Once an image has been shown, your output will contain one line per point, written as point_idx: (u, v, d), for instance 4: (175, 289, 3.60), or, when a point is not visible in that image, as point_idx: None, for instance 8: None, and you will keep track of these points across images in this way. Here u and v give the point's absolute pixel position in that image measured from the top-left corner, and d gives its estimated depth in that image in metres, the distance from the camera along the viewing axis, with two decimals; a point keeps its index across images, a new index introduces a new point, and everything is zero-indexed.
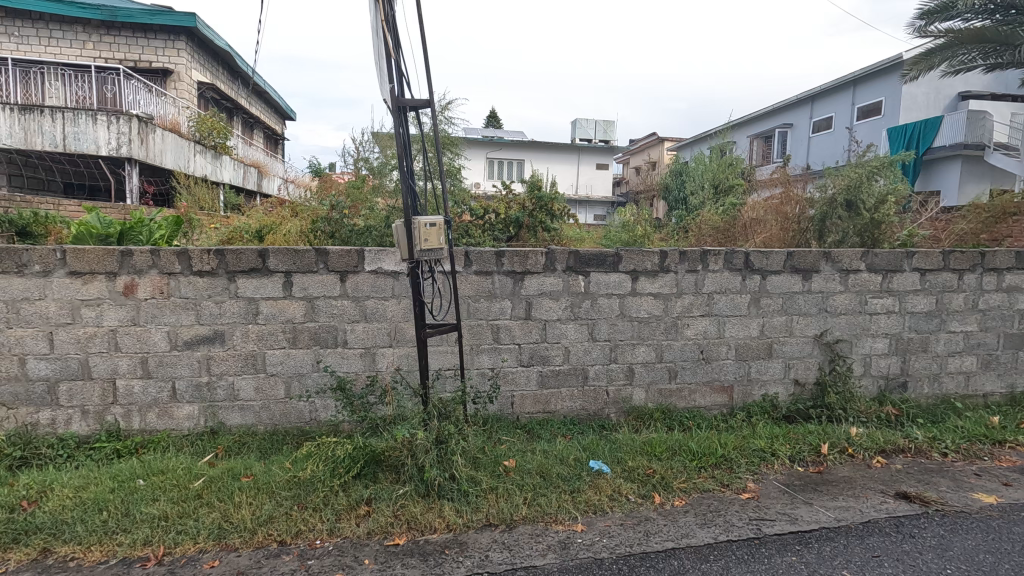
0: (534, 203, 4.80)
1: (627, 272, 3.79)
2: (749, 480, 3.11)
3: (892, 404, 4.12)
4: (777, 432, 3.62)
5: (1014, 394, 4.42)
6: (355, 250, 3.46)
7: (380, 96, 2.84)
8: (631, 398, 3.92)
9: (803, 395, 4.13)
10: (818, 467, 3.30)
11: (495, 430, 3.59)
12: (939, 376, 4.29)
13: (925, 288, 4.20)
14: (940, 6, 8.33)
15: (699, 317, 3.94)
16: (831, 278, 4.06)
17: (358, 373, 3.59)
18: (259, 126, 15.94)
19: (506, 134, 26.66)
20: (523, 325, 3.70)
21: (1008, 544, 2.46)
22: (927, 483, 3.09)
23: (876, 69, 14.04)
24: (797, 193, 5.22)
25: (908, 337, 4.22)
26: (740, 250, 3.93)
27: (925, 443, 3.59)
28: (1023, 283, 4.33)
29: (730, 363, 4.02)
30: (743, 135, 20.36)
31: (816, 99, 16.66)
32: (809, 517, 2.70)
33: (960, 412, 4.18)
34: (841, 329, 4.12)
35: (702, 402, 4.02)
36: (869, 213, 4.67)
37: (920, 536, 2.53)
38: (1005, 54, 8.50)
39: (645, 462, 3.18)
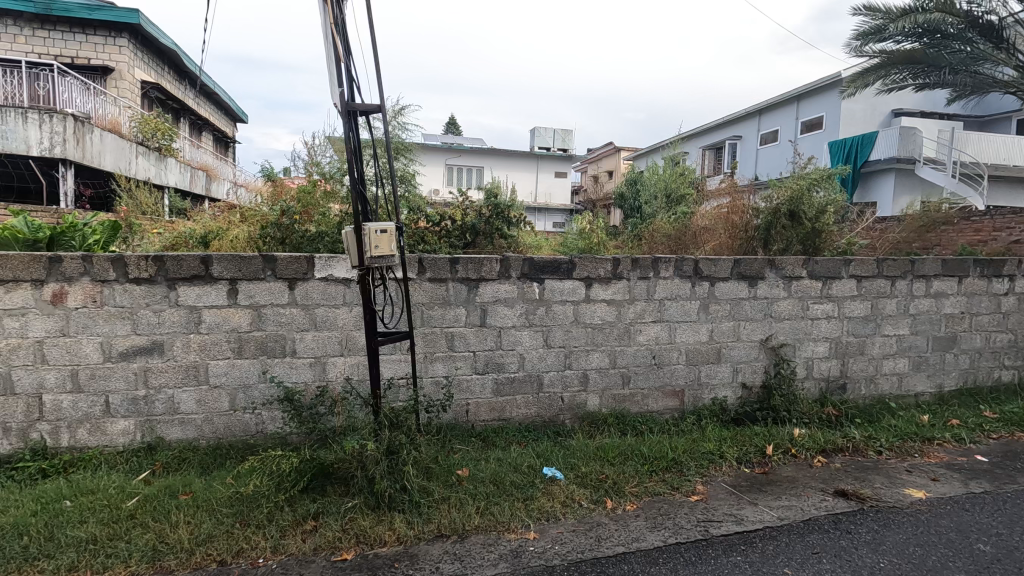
0: (492, 210, 4.80)
1: (581, 279, 3.83)
2: (698, 483, 3.18)
3: (833, 405, 4.30)
4: (726, 434, 3.73)
5: (942, 394, 4.69)
6: (304, 257, 3.37)
7: (329, 100, 2.79)
8: (585, 403, 3.96)
9: (749, 397, 4.27)
10: (763, 467, 3.41)
11: (449, 439, 3.55)
12: (875, 378, 4.51)
13: (862, 294, 4.41)
14: (874, 28, 8.76)
15: (651, 323, 4.02)
16: (775, 284, 4.22)
17: (307, 383, 3.48)
18: (208, 127, 15.38)
19: (466, 141, 26.68)
20: (478, 333, 3.68)
21: (935, 537, 2.59)
22: (863, 481, 3.24)
23: (818, 85, 14.76)
24: (743, 203, 5.42)
25: (846, 340, 4.42)
26: (690, 258, 4.04)
27: (862, 442, 3.76)
28: (949, 289, 4.61)
29: (681, 367, 4.12)
30: (694, 146, 20.98)
31: (763, 113, 17.34)
32: (754, 517, 2.78)
33: (894, 411, 4.40)
34: (784, 334, 4.28)
35: (654, 407, 4.09)
36: (810, 222, 4.91)
37: (856, 531, 2.64)
38: (933, 75, 9.21)
39: (598, 467, 3.21)
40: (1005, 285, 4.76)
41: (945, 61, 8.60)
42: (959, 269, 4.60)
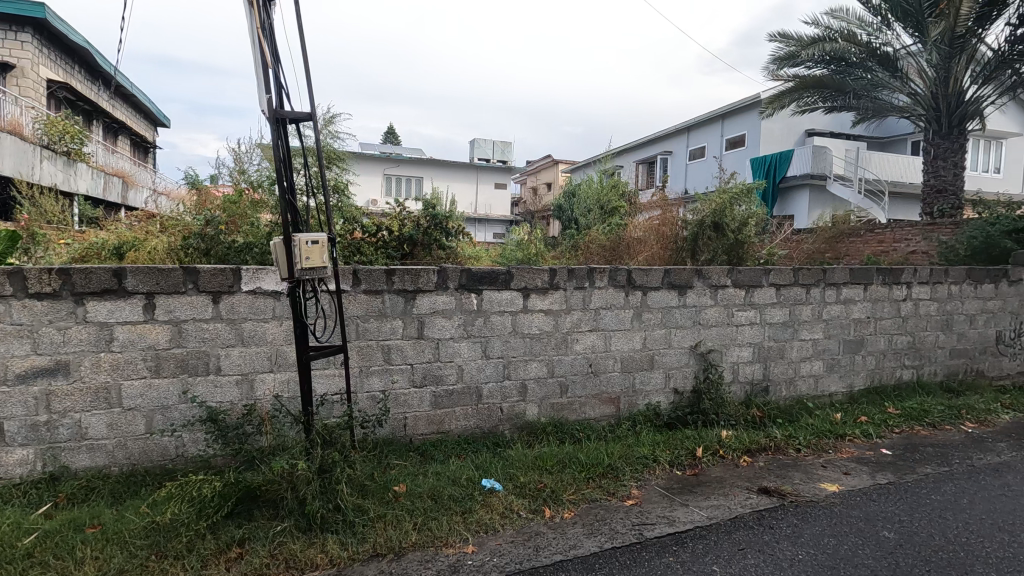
0: (429, 220, 4.75)
1: (519, 289, 3.86)
2: (633, 487, 3.26)
3: (757, 407, 4.54)
4: (659, 438, 3.86)
5: (852, 393, 5.06)
6: (229, 269, 3.21)
7: (256, 106, 2.68)
8: (524, 413, 3.98)
9: (681, 402, 4.44)
10: (693, 469, 3.55)
11: (386, 455, 3.47)
12: (794, 380, 4.81)
13: (781, 301, 4.71)
14: (788, 53, 9.42)
15: (587, 332, 4.11)
16: (702, 292, 4.42)
17: (233, 402, 3.31)
18: (124, 131, 14.41)
19: (405, 151, 26.41)
20: (415, 345, 3.63)
21: (847, 527, 2.78)
22: (784, 477, 3.43)
23: (740, 105, 15.71)
24: (673, 216, 5.67)
25: (768, 345, 4.69)
26: (623, 268, 4.16)
27: (783, 440, 3.99)
28: (856, 296, 5.00)
29: (616, 374, 4.22)
30: (628, 160, 21.72)
31: (690, 130, 18.23)
32: (685, 518, 2.88)
33: (811, 410, 4.70)
34: (712, 340, 4.49)
35: (592, 414, 4.18)
36: (733, 234, 5.20)
37: (778, 526, 2.79)
38: (840, 99, 10.01)
39: (536, 476, 3.23)
40: (904, 292, 5.21)
41: (849, 86, 9.35)
42: (864, 277, 5.00)
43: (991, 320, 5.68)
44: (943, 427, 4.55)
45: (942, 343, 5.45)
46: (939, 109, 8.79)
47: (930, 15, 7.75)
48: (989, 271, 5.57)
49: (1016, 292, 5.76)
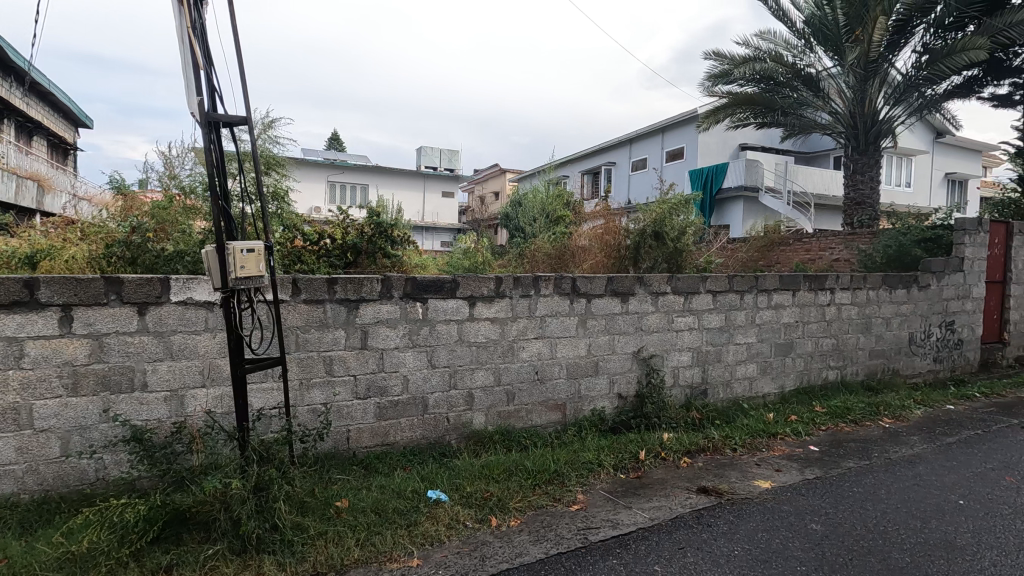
0: (374, 228, 4.67)
1: (464, 297, 3.85)
2: (578, 492, 3.30)
3: (697, 409, 4.72)
4: (604, 443, 3.94)
5: (784, 393, 5.33)
6: (157, 278, 3.04)
7: (186, 109, 2.57)
8: (471, 422, 3.96)
9: (625, 406, 4.55)
10: (637, 472, 3.64)
11: (328, 470, 3.36)
12: (730, 383, 5.03)
13: (717, 307, 4.91)
14: (721, 71, 9.91)
15: (533, 339, 4.14)
16: (644, 299, 4.55)
17: (160, 420, 3.12)
18: (40, 131, 13.42)
19: (350, 158, 25.90)
20: (358, 356, 3.55)
21: (779, 522, 2.92)
22: (721, 476, 3.57)
23: (679, 119, 16.36)
24: (616, 225, 5.80)
25: (706, 349, 4.89)
26: (568, 275, 4.23)
27: (720, 441, 4.15)
28: (785, 301, 5.28)
29: (562, 381, 4.28)
30: (573, 170, 22.14)
31: (633, 142, 18.80)
32: (628, 520, 2.94)
33: (747, 411, 4.92)
34: (653, 345, 4.63)
35: (538, 421, 4.21)
36: (673, 242, 5.42)
37: (715, 524, 2.89)
38: (769, 116, 10.59)
39: (482, 485, 3.22)
40: (828, 297, 5.55)
41: (777, 104, 9.92)
42: (793, 283, 5.29)
43: (905, 323, 6.14)
44: (864, 423, 4.87)
45: (863, 344, 5.84)
46: (857, 127, 9.44)
47: (847, 41, 8.38)
48: (902, 278, 6.03)
49: (926, 296, 6.26)
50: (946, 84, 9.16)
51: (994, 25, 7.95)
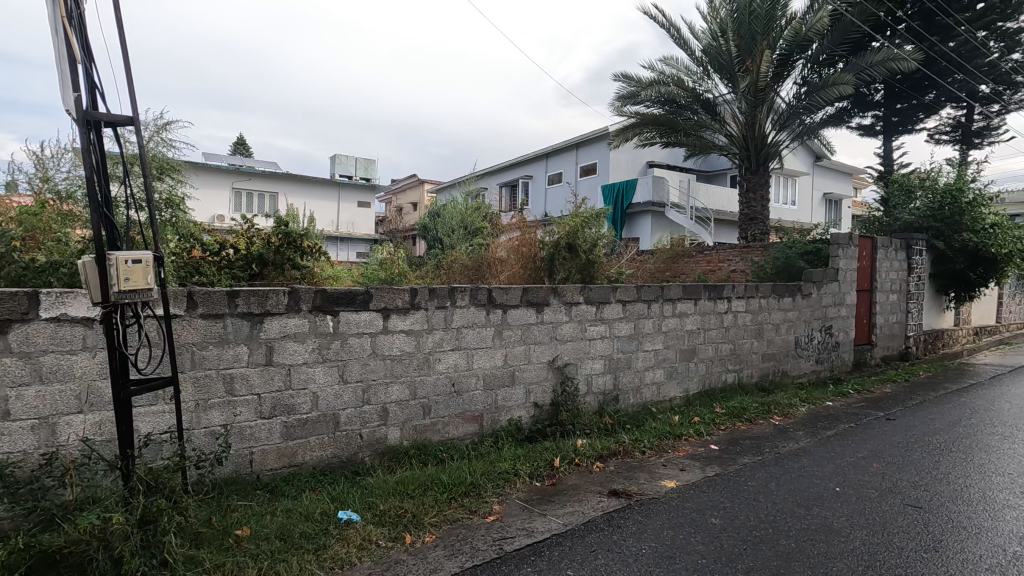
0: (281, 238, 4.39)
1: (378, 310, 3.75)
2: (494, 503, 3.31)
3: (609, 415, 4.90)
4: (520, 453, 3.98)
5: (688, 396, 5.66)
6: (23, 293, 2.70)
7: (60, 106, 2.33)
8: (385, 438, 3.85)
9: (541, 415, 4.63)
10: (551, 479, 3.71)
11: (227, 496, 3.13)
12: (640, 388, 5.26)
13: (626, 316, 5.14)
14: (629, 93, 10.50)
15: (449, 351, 4.11)
16: (558, 309, 4.67)
17: (26, 453, 2.77)
18: None
19: (257, 164, 24.56)
20: (262, 372, 3.36)
21: (682, 519, 3.08)
22: (631, 478, 3.72)
23: (591, 136, 17.03)
24: (532, 236, 5.93)
25: (617, 357, 5.09)
26: (484, 287, 4.25)
27: (630, 445, 4.34)
28: (688, 309, 5.63)
29: (479, 393, 4.28)
30: (491, 182, 22.36)
31: (549, 156, 19.31)
32: (542, 527, 2.99)
33: (655, 415, 5.18)
34: (567, 354, 4.75)
35: (455, 433, 4.18)
36: (585, 254, 5.64)
37: (625, 525, 3.01)
38: (673, 136, 11.30)
39: (397, 502, 3.13)
40: (726, 305, 5.98)
41: (680, 125, 10.62)
42: (695, 293, 5.65)
43: (791, 328, 6.74)
44: (757, 421, 5.27)
45: (756, 349, 6.34)
46: (748, 149, 10.27)
47: (739, 70, 9.16)
48: (788, 287, 6.62)
49: (808, 303, 6.91)
50: (821, 113, 10.25)
51: (859, 64, 9.03)
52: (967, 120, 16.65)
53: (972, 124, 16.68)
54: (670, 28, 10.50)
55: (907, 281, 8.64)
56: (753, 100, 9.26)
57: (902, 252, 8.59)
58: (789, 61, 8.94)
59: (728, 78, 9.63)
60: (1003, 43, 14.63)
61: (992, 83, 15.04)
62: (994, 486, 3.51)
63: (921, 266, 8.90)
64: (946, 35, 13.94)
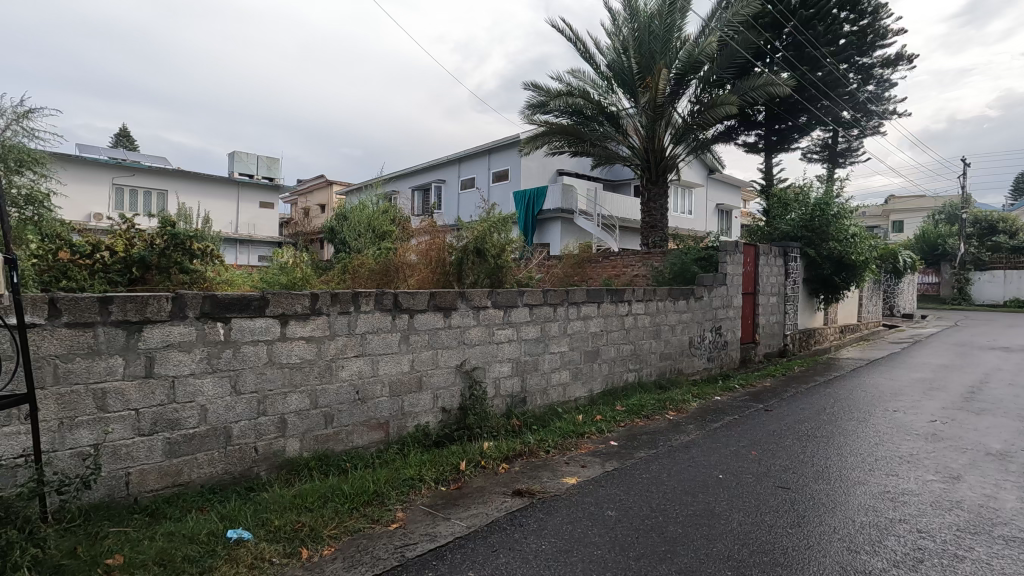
0: (167, 240, 4.04)
1: (275, 316, 3.57)
2: (398, 510, 3.26)
3: (516, 417, 5.01)
4: (426, 458, 3.96)
5: (592, 396, 5.90)
6: None
7: None
8: (283, 450, 3.68)
9: (449, 419, 4.64)
10: (457, 482, 3.72)
11: (98, 523, 2.84)
12: (546, 390, 5.42)
13: (533, 319, 5.27)
14: (539, 102, 10.90)
15: (353, 358, 4.00)
16: (466, 314, 4.70)
17: None
18: None
19: (143, 159, 22.51)
20: (141, 386, 3.08)
21: (581, 514, 3.20)
22: (534, 478, 3.83)
23: (504, 142, 17.29)
24: (440, 241, 5.89)
25: (524, 359, 5.20)
26: (389, 291, 4.17)
27: (536, 445, 4.46)
28: (592, 312, 5.87)
29: (384, 400, 4.20)
30: (404, 185, 22.00)
31: (462, 161, 19.34)
32: (446, 531, 3.00)
33: (560, 415, 5.36)
34: (475, 358, 4.79)
35: (359, 442, 4.08)
36: (493, 259, 5.71)
37: (527, 523, 3.08)
38: (580, 146, 11.77)
39: (293, 516, 3.00)
40: (626, 308, 6.30)
41: (587, 136, 11.10)
42: (598, 296, 5.90)
43: (686, 329, 7.23)
44: (654, 417, 5.61)
45: (654, 349, 6.74)
46: (648, 161, 10.83)
47: (640, 86, 9.77)
48: (683, 291, 7.10)
49: (700, 305, 7.45)
50: (712, 130, 11.10)
51: (742, 87, 9.88)
52: (832, 142, 18.74)
53: (838, 145, 18.79)
54: (576, 42, 10.94)
55: (785, 285, 9.56)
56: (652, 115, 9.87)
57: (781, 259, 9.48)
58: (684, 80, 9.65)
59: (630, 93, 10.19)
60: (859, 76, 16.86)
61: (852, 110, 17.10)
62: (848, 465, 3.99)
63: (796, 271, 9.88)
64: (815, 65, 15.70)
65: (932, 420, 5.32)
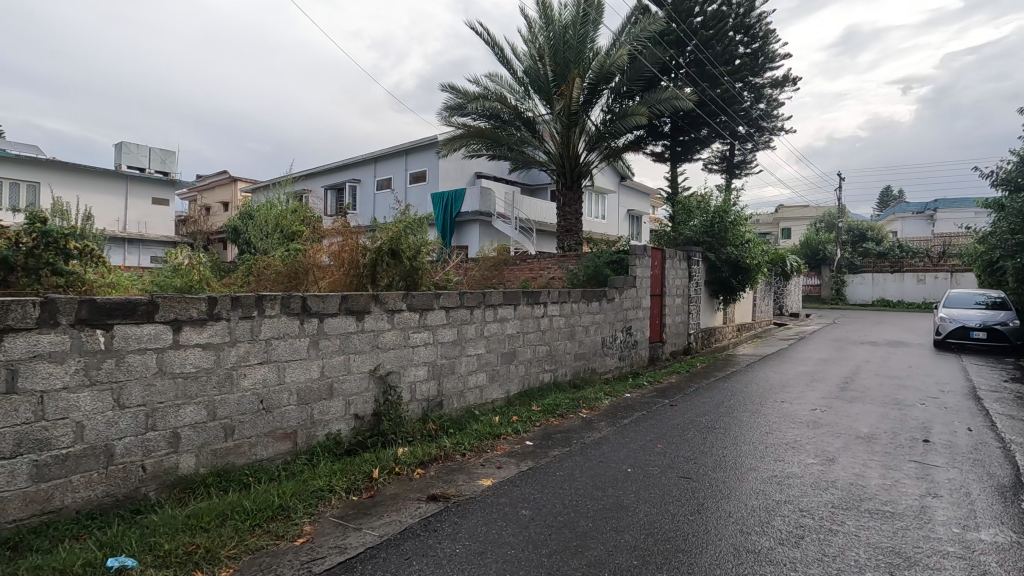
0: (36, 239, 3.60)
1: (166, 322, 3.29)
2: (305, 524, 3.12)
3: (432, 421, 4.96)
4: (336, 467, 3.82)
5: (509, 397, 5.96)
6: None
7: None
8: (177, 467, 3.40)
9: (361, 426, 4.50)
10: (370, 491, 3.61)
11: None
12: (463, 392, 5.41)
13: (449, 322, 5.24)
14: (457, 104, 10.92)
15: (256, 365, 3.77)
16: (379, 317, 4.58)
17: None
18: None
19: (9, 146, 19.96)
20: (2, 404, 2.72)
21: (496, 515, 3.22)
22: (450, 481, 3.81)
23: (421, 143, 17.08)
24: (354, 241, 5.62)
25: (440, 363, 5.16)
26: (297, 294, 3.97)
27: (452, 449, 4.44)
28: (509, 314, 5.94)
29: (292, 408, 4.00)
30: (316, 184, 21.08)
31: (377, 160, 18.87)
32: (356, 542, 2.90)
33: (477, 417, 5.37)
34: (389, 362, 4.68)
35: (264, 454, 3.85)
36: (409, 260, 5.58)
37: (441, 528, 3.05)
38: (498, 149, 11.91)
39: (187, 538, 2.78)
40: (542, 309, 6.43)
41: (504, 140, 11.24)
42: (514, 298, 5.97)
43: (599, 329, 7.49)
44: (568, 416, 5.76)
45: (569, 349, 6.92)
46: (565, 167, 11.09)
47: (555, 93, 10.03)
48: (596, 292, 7.36)
49: (612, 307, 7.76)
50: (622, 139, 11.59)
51: (650, 99, 10.40)
52: (729, 155, 20.23)
53: (734, 158, 20.32)
54: (494, 47, 11.03)
55: (689, 287, 10.18)
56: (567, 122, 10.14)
57: (685, 262, 10.07)
58: (597, 90, 10.02)
59: (546, 99, 10.42)
60: (752, 94, 18.36)
61: (746, 125, 18.57)
62: (742, 453, 4.31)
63: (699, 274, 10.55)
64: (714, 82, 16.90)
65: (813, 409, 5.88)
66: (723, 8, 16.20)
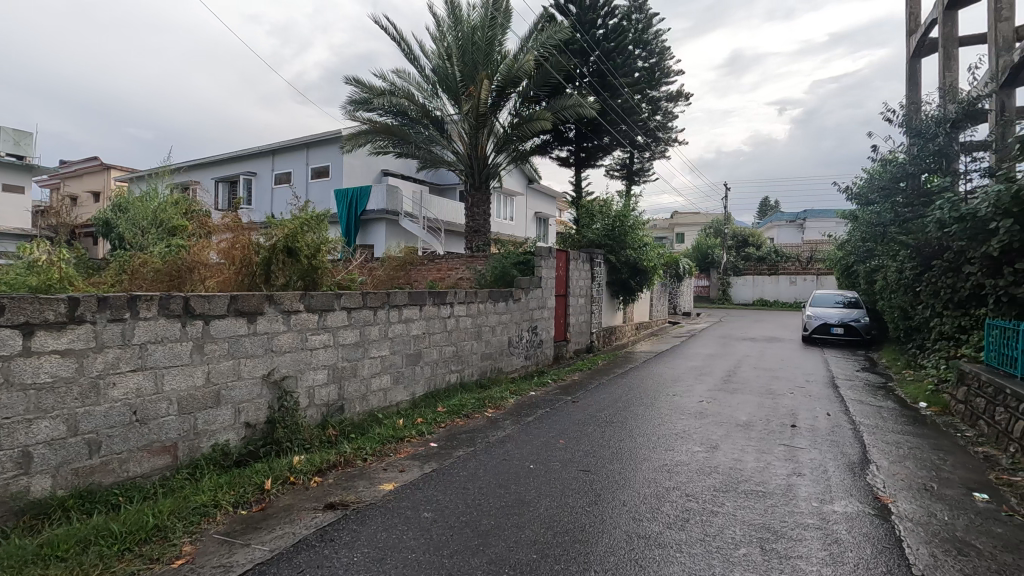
0: None
1: (15, 326, 2.89)
2: (184, 544, 2.87)
3: (332, 426, 4.77)
4: (223, 481, 3.55)
5: (414, 399, 5.87)
6: None
7: None
8: (27, 491, 2.98)
9: (253, 435, 4.22)
10: (260, 504, 3.39)
11: None
12: (366, 396, 5.25)
13: (351, 323, 5.06)
14: (363, 98, 10.59)
15: (129, 373, 3.41)
16: (274, 319, 4.32)
17: None
18: None
19: None
20: None
21: (396, 519, 3.15)
22: (349, 488, 3.68)
23: (324, 137, 16.37)
24: (246, 238, 5.26)
25: (341, 366, 4.96)
26: (178, 294, 3.65)
27: (352, 454, 4.29)
28: (414, 315, 5.85)
29: (171, 419, 3.66)
30: (205, 176, 19.47)
31: (275, 153, 17.82)
32: (243, 559, 2.71)
33: (380, 420, 5.23)
34: (285, 366, 4.44)
35: (138, 471, 3.49)
36: (307, 259, 5.30)
37: (338, 537, 2.94)
38: (405, 147, 11.70)
39: (38, 570, 2.45)
40: (448, 310, 6.39)
41: (411, 138, 11.07)
42: (420, 299, 5.89)
43: (505, 329, 7.59)
44: (473, 416, 5.77)
45: (475, 349, 6.94)
46: (472, 167, 11.09)
47: (463, 93, 10.02)
48: (503, 293, 7.45)
49: (518, 307, 7.90)
50: (529, 143, 11.83)
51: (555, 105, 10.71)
52: (629, 162, 21.37)
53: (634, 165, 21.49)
54: (401, 42, 10.82)
55: (591, 287, 10.60)
56: (475, 122, 10.17)
57: (588, 264, 10.47)
58: (504, 92, 10.15)
59: (454, 99, 10.38)
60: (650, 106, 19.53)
61: (643, 135, 19.71)
62: (636, 445, 4.56)
63: (601, 275, 11.02)
64: (615, 92, 17.76)
65: (701, 401, 6.35)
66: (624, 23, 17.08)
